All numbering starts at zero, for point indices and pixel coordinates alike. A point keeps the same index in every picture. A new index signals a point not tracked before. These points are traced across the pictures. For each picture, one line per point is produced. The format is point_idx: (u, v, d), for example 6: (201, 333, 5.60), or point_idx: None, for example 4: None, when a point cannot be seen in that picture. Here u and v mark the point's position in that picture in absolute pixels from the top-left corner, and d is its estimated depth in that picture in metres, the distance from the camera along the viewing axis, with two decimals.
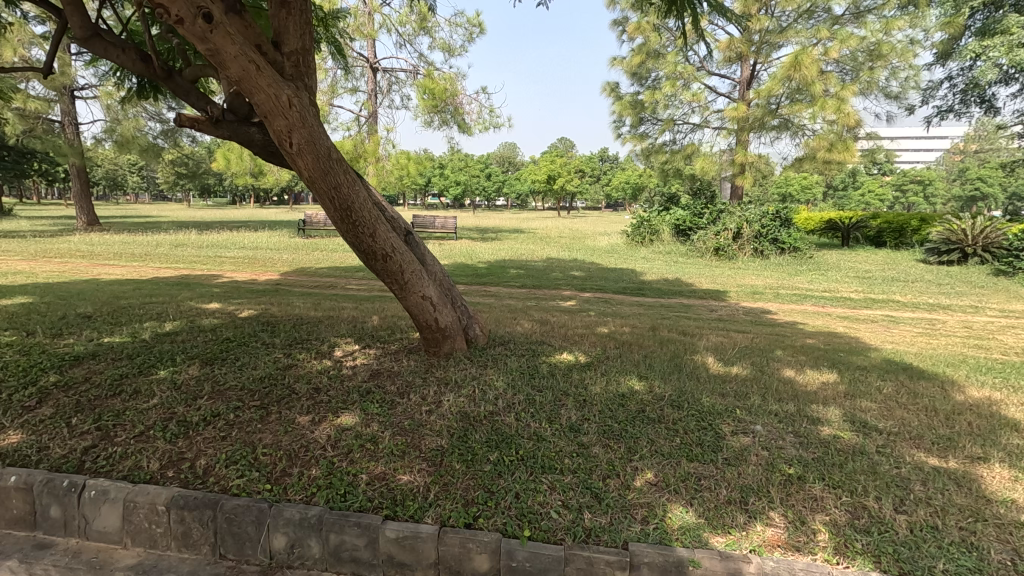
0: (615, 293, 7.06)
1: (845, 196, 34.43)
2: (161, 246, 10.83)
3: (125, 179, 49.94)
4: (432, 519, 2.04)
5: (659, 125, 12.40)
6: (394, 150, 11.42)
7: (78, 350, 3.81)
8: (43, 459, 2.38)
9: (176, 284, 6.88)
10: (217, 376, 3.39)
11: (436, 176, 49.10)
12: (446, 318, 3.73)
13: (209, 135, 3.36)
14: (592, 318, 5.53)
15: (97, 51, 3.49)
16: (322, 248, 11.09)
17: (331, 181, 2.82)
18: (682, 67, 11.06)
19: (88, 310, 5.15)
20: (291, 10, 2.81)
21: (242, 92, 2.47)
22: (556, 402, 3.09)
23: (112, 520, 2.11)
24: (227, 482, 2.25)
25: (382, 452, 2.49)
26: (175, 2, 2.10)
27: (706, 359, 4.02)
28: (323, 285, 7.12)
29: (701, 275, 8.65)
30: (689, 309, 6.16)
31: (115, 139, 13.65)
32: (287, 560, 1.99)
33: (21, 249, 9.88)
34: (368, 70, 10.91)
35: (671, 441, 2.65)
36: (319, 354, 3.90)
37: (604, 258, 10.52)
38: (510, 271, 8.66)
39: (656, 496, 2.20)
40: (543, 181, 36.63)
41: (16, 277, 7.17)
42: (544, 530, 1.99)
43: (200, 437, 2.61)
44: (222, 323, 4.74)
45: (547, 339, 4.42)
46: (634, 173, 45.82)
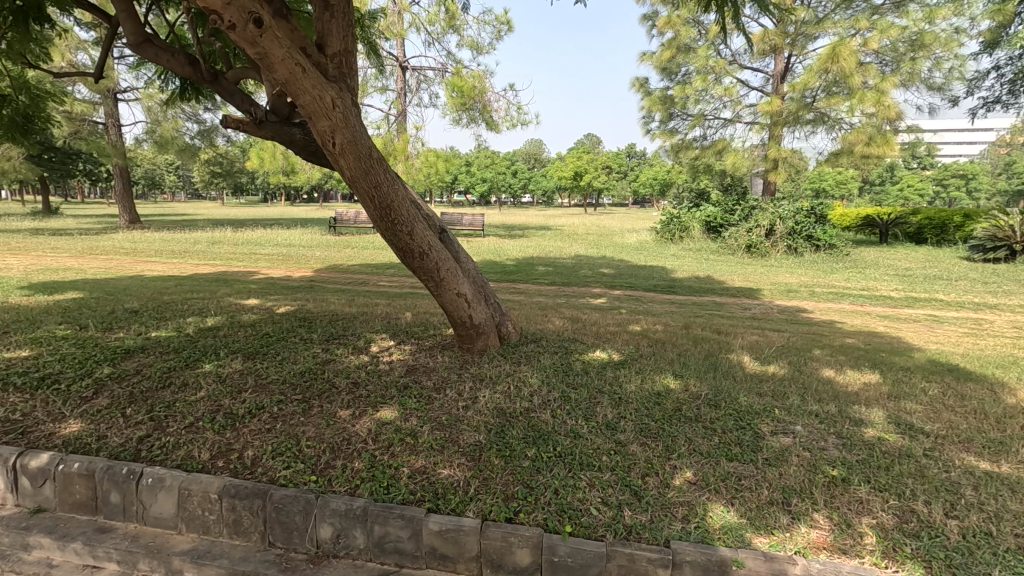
0: (645, 291, 6.99)
1: (882, 191, 33.37)
2: (198, 243, 11.17)
3: (162, 177, 51.70)
4: (473, 513, 2.07)
5: (689, 120, 12.20)
6: (423, 148, 11.52)
7: (128, 344, 3.97)
8: (102, 448, 2.49)
9: (215, 281, 7.09)
10: (259, 370, 3.48)
11: (463, 173, 49.28)
12: (480, 315, 3.76)
13: (254, 136, 3.46)
14: (624, 315, 5.51)
15: (147, 55, 3.61)
16: (353, 245, 11.28)
17: (372, 180, 2.88)
18: (713, 61, 10.86)
19: (135, 305, 5.36)
20: (334, 12, 2.87)
21: (288, 94, 2.53)
22: (591, 400, 3.09)
23: (168, 507, 2.20)
24: (274, 473, 2.32)
25: (422, 446, 2.54)
26: (228, 8, 2.16)
27: (742, 358, 3.95)
28: (356, 282, 7.26)
29: (733, 273, 8.50)
30: (723, 307, 6.06)
31: (155, 139, 14.11)
32: (333, 550, 2.05)
33: (68, 247, 10.32)
34: (398, 69, 11.00)
35: (709, 441, 2.63)
36: (355, 349, 3.97)
37: (633, 256, 10.45)
38: (538, 268, 8.68)
39: (696, 495, 2.20)
40: (570, 177, 36.47)
41: (66, 273, 7.49)
42: (585, 526, 2.01)
43: (247, 429, 2.70)
44: (261, 319, 4.87)
45: (579, 337, 4.42)
46: (662, 169, 45.23)
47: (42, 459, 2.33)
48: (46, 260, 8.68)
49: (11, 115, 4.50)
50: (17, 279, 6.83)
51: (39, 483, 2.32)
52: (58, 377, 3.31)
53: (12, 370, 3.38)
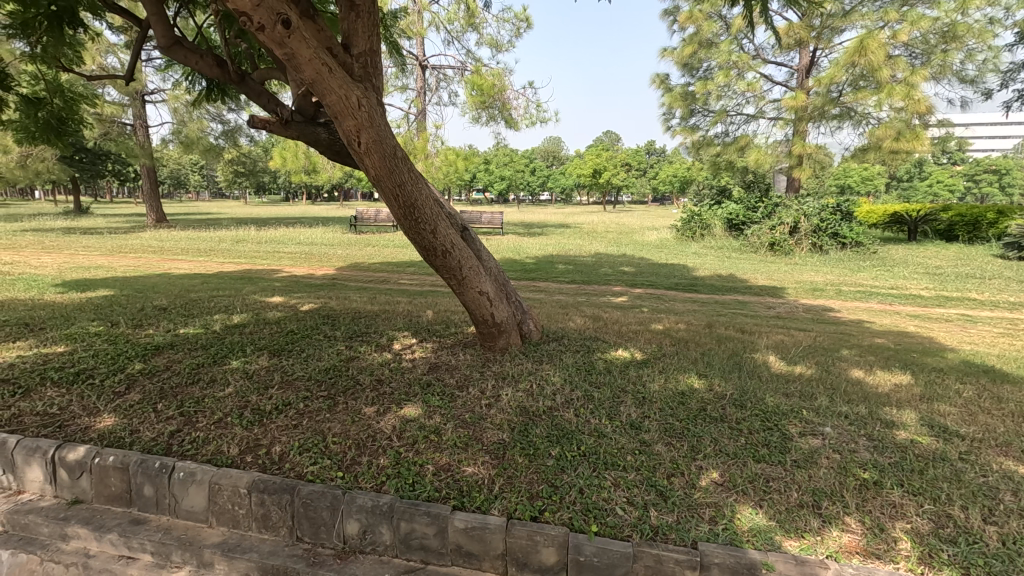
0: (666, 290, 6.90)
1: (910, 187, 32.57)
2: (224, 242, 11.37)
3: (186, 177, 52.91)
4: (499, 511, 2.07)
5: (711, 117, 12.03)
6: (443, 147, 11.54)
7: (158, 341, 4.06)
8: (135, 441, 2.56)
9: (240, 279, 7.22)
10: (286, 367, 3.53)
11: (481, 172, 49.38)
12: (501, 313, 3.76)
13: (279, 136, 3.51)
14: (645, 314, 5.47)
15: (177, 58, 3.67)
16: (374, 244, 11.39)
17: (396, 179, 2.90)
18: (735, 56, 10.68)
19: (163, 302, 5.48)
20: (359, 12, 2.89)
21: (315, 95, 2.56)
22: (614, 399, 3.07)
23: (199, 500, 2.25)
24: (301, 469, 2.35)
25: (446, 444, 2.55)
26: (257, 10, 2.19)
27: (767, 358, 3.89)
28: (377, 280, 7.32)
29: (756, 271, 8.37)
30: (746, 306, 5.99)
31: (181, 140, 14.39)
32: (359, 545, 2.07)
33: (99, 245, 10.61)
34: (418, 68, 11.03)
35: (736, 441, 2.60)
36: (379, 347, 4.00)
37: (654, 254, 10.36)
38: (558, 266, 8.66)
39: (723, 496, 2.17)
40: (589, 175, 36.31)
41: (98, 271, 7.70)
42: (610, 525, 1.99)
43: (274, 424, 2.74)
44: (285, 316, 4.93)
45: (600, 335, 4.40)
46: (681, 166, 44.71)
47: (79, 452, 2.39)
48: (79, 258, 8.93)
49: (46, 118, 4.63)
50: (51, 277, 7.03)
51: (76, 475, 2.37)
52: (93, 372, 3.40)
53: (50, 365, 3.48)
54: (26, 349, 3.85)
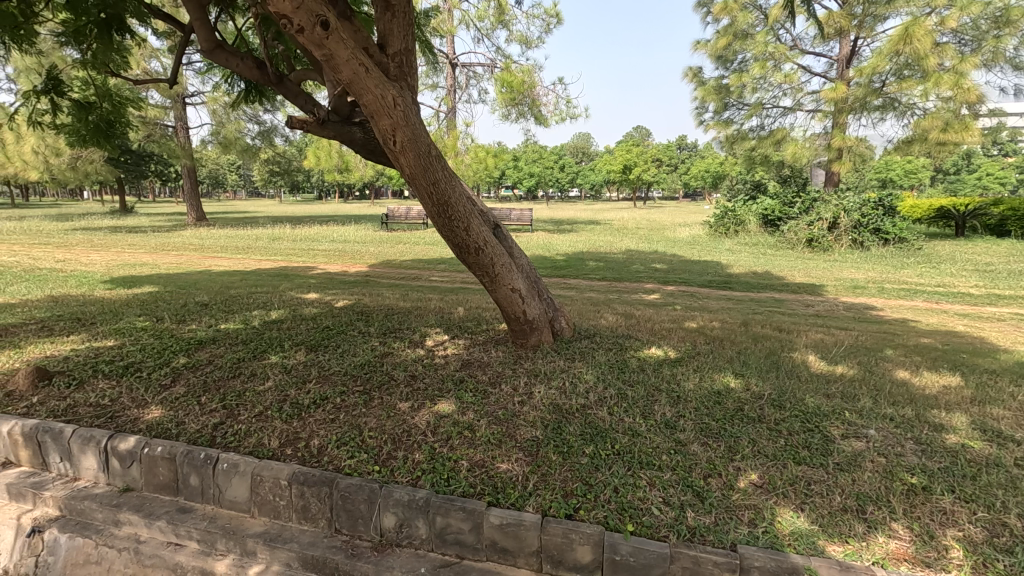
0: (699, 287, 6.78)
1: (958, 181, 31.23)
2: (260, 240, 11.67)
3: (224, 177, 54.52)
4: (533, 508, 2.08)
5: (746, 110, 11.73)
6: (472, 144, 11.58)
7: (201, 336, 4.20)
8: (182, 432, 2.65)
9: (277, 276, 7.40)
10: (322, 362, 3.61)
11: (510, 169, 49.48)
12: (534, 310, 3.76)
13: (316, 136, 3.57)
14: (679, 312, 5.39)
15: (219, 61, 3.78)
16: (405, 241, 11.51)
17: (430, 177, 2.93)
18: (772, 46, 10.39)
19: (204, 298, 5.67)
20: (395, 12, 2.91)
21: (351, 94, 2.60)
22: (648, 398, 3.04)
23: (242, 491, 2.32)
24: (339, 462, 2.40)
25: (480, 440, 2.57)
26: (297, 13, 2.23)
27: (806, 357, 3.79)
28: (409, 277, 7.41)
29: (793, 268, 8.16)
30: (783, 304, 5.85)
31: (219, 140, 14.82)
32: (396, 538, 2.10)
33: (143, 244, 11.01)
34: (448, 66, 11.08)
35: (775, 442, 2.54)
36: (411, 343, 4.05)
37: (686, 251, 10.20)
38: (589, 263, 8.61)
39: (762, 498, 2.12)
40: (619, 171, 35.97)
41: (143, 268, 8.00)
42: (646, 525, 1.97)
43: (312, 418, 2.81)
44: (320, 312, 5.04)
45: (633, 333, 4.36)
46: (714, 161, 43.85)
47: (129, 442, 2.49)
48: (125, 256, 9.30)
49: (96, 122, 4.83)
50: (100, 274, 7.34)
51: (127, 464, 2.48)
52: (140, 365, 3.54)
53: (101, 358, 3.64)
54: (79, 343, 4.03)
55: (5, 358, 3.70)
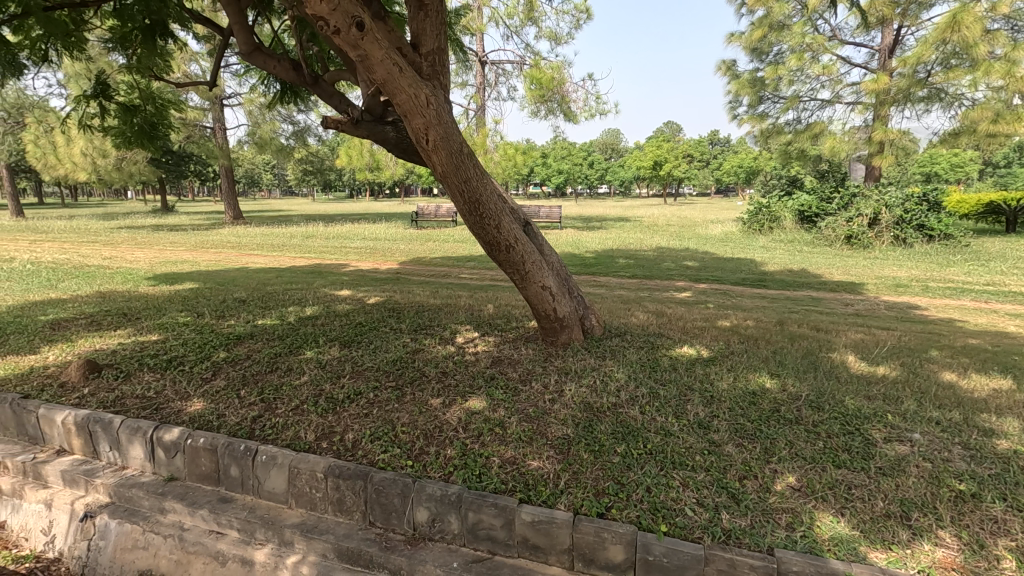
0: (732, 285, 6.65)
1: (1009, 174, 29.77)
2: (295, 238, 11.94)
3: (259, 177, 55.96)
4: (565, 506, 2.07)
5: (781, 103, 11.42)
6: (501, 141, 11.60)
7: (239, 331, 4.32)
8: (223, 425, 2.74)
9: (311, 273, 7.57)
10: (355, 358, 3.67)
11: (539, 166, 49.35)
12: (564, 308, 3.75)
13: (350, 135, 3.61)
14: (711, 310, 5.30)
15: (257, 63, 3.87)
16: (434, 239, 11.62)
17: (462, 175, 2.94)
18: (810, 38, 10.08)
19: (242, 295, 5.83)
20: (428, 11, 2.93)
21: (385, 94, 2.63)
22: (680, 397, 3.00)
23: (280, 483, 2.38)
24: (373, 456, 2.45)
25: (511, 437, 2.57)
26: (333, 14, 2.25)
27: (846, 357, 3.68)
28: (439, 274, 7.47)
29: (830, 265, 7.93)
30: (820, 302, 5.69)
31: (255, 140, 15.21)
32: (429, 533, 2.13)
33: (184, 242, 11.39)
34: (477, 64, 11.11)
35: (813, 445, 2.47)
36: (442, 340, 4.09)
37: (718, 248, 10.02)
38: (619, 261, 8.53)
39: (800, 501, 2.08)
40: (649, 167, 35.50)
41: (184, 265, 8.29)
42: (680, 526, 1.95)
43: (347, 413, 2.86)
44: (353, 309, 5.13)
45: (664, 331, 4.30)
46: (748, 156, 42.87)
47: (173, 433, 2.58)
48: (167, 253, 9.64)
49: (141, 124, 5.01)
50: (144, 271, 7.63)
51: (171, 454, 2.57)
52: (182, 359, 3.67)
53: (146, 352, 3.79)
54: (125, 337, 4.20)
55: (58, 350, 3.89)
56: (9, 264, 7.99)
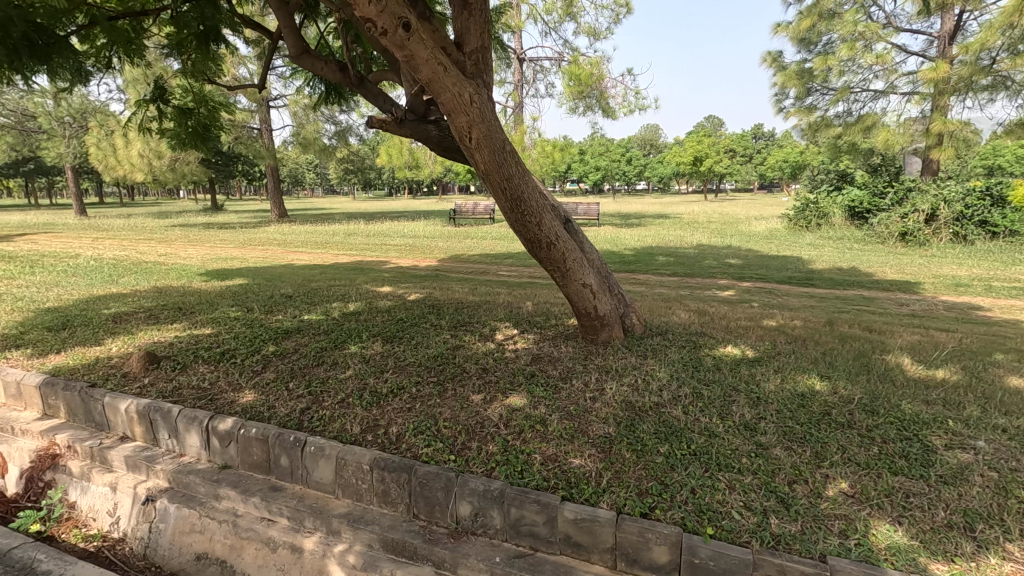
0: (778, 283, 6.46)
1: None
2: (337, 235, 12.25)
3: (303, 176, 57.55)
4: (608, 505, 2.06)
5: (831, 95, 10.97)
6: (539, 139, 11.58)
7: (287, 326, 4.46)
8: (273, 416, 2.84)
9: (353, 269, 7.76)
10: (397, 353, 3.74)
11: (576, 163, 49.03)
12: (604, 306, 3.73)
13: (393, 134, 3.66)
14: (756, 309, 5.16)
15: (305, 65, 3.97)
16: (472, 236, 11.70)
17: (505, 172, 2.96)
18: (862, 25, 9.62)
19: (288, 291, 6.02)
20: (472, 11, 2.96)
21: (430, 93, 2.65)
22: (725, 398, 2.94)
23: (327, 473, 2.45)
24: (416, 450, 2.49)
25: (552, 434, 2.58)
26: (381, 15, 2.28)
27: (901, 359, 3.52)
28: (477, 272, 7.52)
29: (883, 263, 7.61)
30: (873, 302, 5.47)
31: (300, 141, 15.64)
32: (472, 527, 2.15)
33: (233, 239, 11.83)
34: (516, 61, 11.10)
35: (867, 450, 2.38)
36: (482, 336, 4.12)
37: (762, 245, 9.76)
38: (658, 258, 8.42)
39: (853, 508, 2.00)
40: (689, 163, 34.77)
41: (234, 261, 8.62)
42: (726, 530, 1.91)
43: (390, 407, 2.92)
44: (394, 305, 5.23)
45: (707, 330, 4.22)
46: (794, 150, 41.49)
47: (227, 423, 2.68)
48: (218, 250, 10.05)
49: (194, 126, 5.23)
50: (197, 267, 7.97)
51: (226, 443, 2.67)
52: (234, 352, 3.82)
53: (200, 345, 3.96)
54: (181, 331, 4.40)
55: (120, 343, 4.10)
56: (75, 260, 8.48)
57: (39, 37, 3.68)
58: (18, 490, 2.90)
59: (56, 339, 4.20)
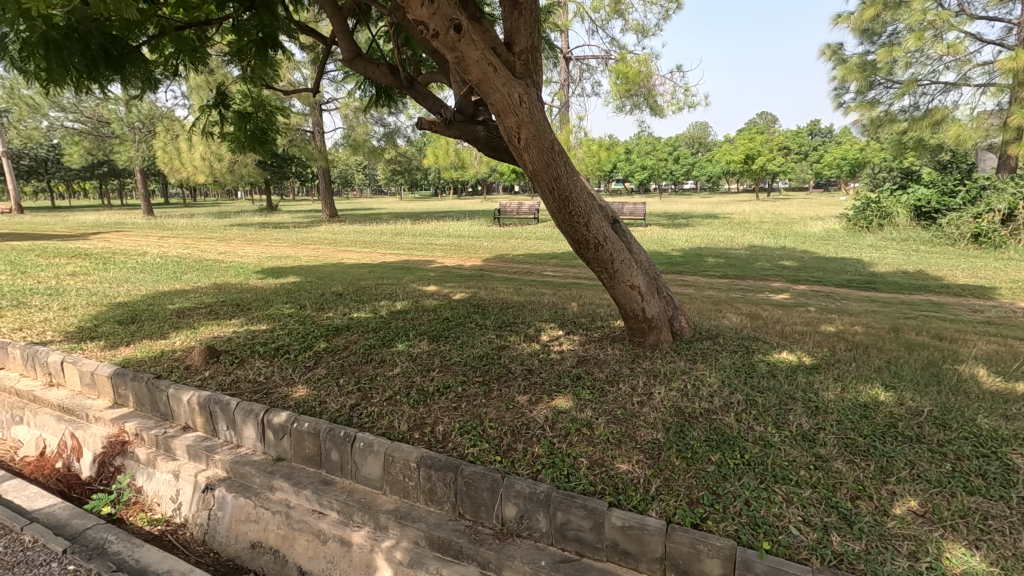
0: (837, 287, 6.17)
1: None
2: (385, 235, 12.50)
3: (352, 177, 59.15)
4: (657, 513, 2.01)
5: (896, 89, 10.38)
6: (585, 138, 11.49)
7: (337, 323, 4.58)
8: (324, 411, 2.91)
9: (400, 268, 7.89)
10: (443, 352, 3.78)
11: (622, 163, 48.36)
12: (653, 308, 3.65)
13: (442, 135, 3.70)
14: (813, 313, 4.94)
15: (357, 68, 4.05)
16: (517, 236, 11.70)
17: (553, 172, 2.94)
18: (932, 13, 9.05)
19: (339, 289, 6.19)
20: (522, 10, 2.95)
21: (479, 94, 2.66)
22: (781, 406, 2.82)
23: (376, 469, 2.49)
24: (462, 450, 2.50)
25: (599, 438, 2.54)
26: (433, 18, 2.29)
27: (976, 370, 3.29)
28: (522, 272, 7.52)
29: (954, 266, 7.15)
30: (942, 308, 5.14)
31: (350, 143, 16.08)
32: (517, 529, 2.14)
33: (287, 238, 12.27)
34: (562, 61, 11.05)
35: (939, 466, 2.23)
36: (527, 337, 4.11)
37: (819, 246, 9.36)
38: (708, 259, 8.20)
39: (924, 529, 1.88)
40: (740, 161, 33.71)
41: (287, 260, 8.94)
42: (784, 545, 1.83)
43: (436, 405, 2.94)
44: (440, 304, 5.29)
45: (761, 335, 4.06)
46: (853, 147, 39.61)
47: (281, 417, 2.77)
48: (272, 249, 10.46)
49: (253, 130, 5.45)
50: (254, 265, 8.31)
51: (279, 436, 2.75)
52: (287, 348, 3.94)
53: (257, 340, 4.11)
54: (238, 326, 4.58)
55: (183, 337, 4.31)
56: (144, 257, 9.00)
57: (114, 48, 3.90)
58: (91, 473, 3.10)
59: (126, 332, 4.45)
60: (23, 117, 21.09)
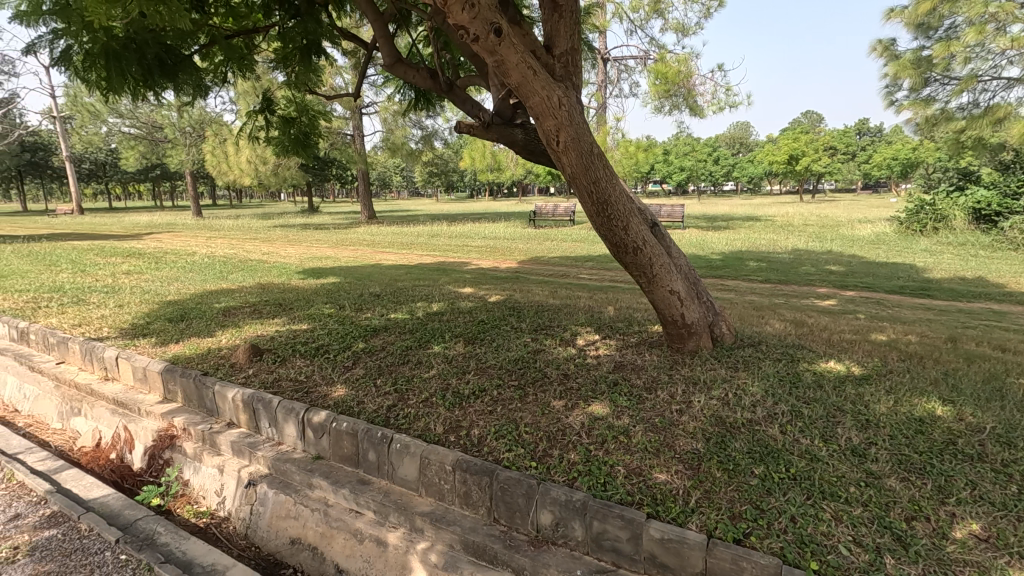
0: (888, 293, 5.89)
1: None
2: (422, 236, 12.67)
3: (390, 178, 60.18)
4: (697, 526, 1.95)
5: (953, 85, 9.86)
6: (623, 139, 11.36)
7: (375, 324, 4.66)
8: (362, 411, 2.96)
9: (436, 270, 7.96)
10: (479, 355, 3.79)
11: (660, 164, 47.66)
12: (692, 314, 3.57)
13: (480, 138, 3.72)
14: (862, 321, 4.73)
15: (397, 72, 4.09)
16: (553, 238, 11.66)
17: (592, 176, 2.90)
18: (994, 5, 8.54)
19: (376, 290, 6.29)
20: (562, 12, 2.94)
21: (518, 98, 2.66)
22: (829, 418, 2.70)
23: (412, 471, 2.50)
24: (498, 454, 2.49)
25: (636, 447, 2.48)
26: (473, 22, 2.30)
27: None
28: (558, 274, 7.47)
29: (1017, 273, 6.74)
30: (1005, 317, 4.84)
31: (389, 145, 16.35)
32: (552, 536, 2.12)
33: (327, 239, 12.56)
34: (600, 61, 10.97)
35: (1003, 488, 2.10)
36: (562, 341, 4.08)
37: (868, 250, 8.98)
38: (749, 263, 7.98)
39: (988, 555, 1.77)
40: (783, 162, 32.72)
41: (327, 260, 9.15)
42: (833, 565, 1.74)
43: (472, 408, 2.95)
44: (476, 306, 5.30)
45: (806, 343, 3.92)
46: (906, 146, 37.93)
47: (321, 416, 2.82)
48: (313, 249, 10.73)
49: (296, 134, 5.59)
50: (296, 265, 8.54)
51: (319, 435, 2.80)
52: (327, 348, 4.02)
53: (298, 340, 4.21)
54: (281, 326, 4.70)
55: (229, 335, 4.45)
56: (193, 257, 9.36)
57: (168, 57, 4.08)
58: (142, 465, 3.23)
59: (176, 330, 4.63)
60: (85, 123, 22.26)
